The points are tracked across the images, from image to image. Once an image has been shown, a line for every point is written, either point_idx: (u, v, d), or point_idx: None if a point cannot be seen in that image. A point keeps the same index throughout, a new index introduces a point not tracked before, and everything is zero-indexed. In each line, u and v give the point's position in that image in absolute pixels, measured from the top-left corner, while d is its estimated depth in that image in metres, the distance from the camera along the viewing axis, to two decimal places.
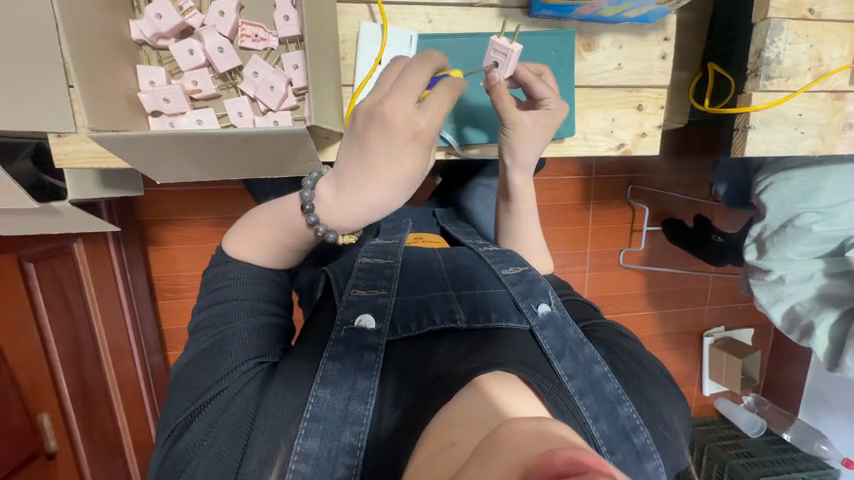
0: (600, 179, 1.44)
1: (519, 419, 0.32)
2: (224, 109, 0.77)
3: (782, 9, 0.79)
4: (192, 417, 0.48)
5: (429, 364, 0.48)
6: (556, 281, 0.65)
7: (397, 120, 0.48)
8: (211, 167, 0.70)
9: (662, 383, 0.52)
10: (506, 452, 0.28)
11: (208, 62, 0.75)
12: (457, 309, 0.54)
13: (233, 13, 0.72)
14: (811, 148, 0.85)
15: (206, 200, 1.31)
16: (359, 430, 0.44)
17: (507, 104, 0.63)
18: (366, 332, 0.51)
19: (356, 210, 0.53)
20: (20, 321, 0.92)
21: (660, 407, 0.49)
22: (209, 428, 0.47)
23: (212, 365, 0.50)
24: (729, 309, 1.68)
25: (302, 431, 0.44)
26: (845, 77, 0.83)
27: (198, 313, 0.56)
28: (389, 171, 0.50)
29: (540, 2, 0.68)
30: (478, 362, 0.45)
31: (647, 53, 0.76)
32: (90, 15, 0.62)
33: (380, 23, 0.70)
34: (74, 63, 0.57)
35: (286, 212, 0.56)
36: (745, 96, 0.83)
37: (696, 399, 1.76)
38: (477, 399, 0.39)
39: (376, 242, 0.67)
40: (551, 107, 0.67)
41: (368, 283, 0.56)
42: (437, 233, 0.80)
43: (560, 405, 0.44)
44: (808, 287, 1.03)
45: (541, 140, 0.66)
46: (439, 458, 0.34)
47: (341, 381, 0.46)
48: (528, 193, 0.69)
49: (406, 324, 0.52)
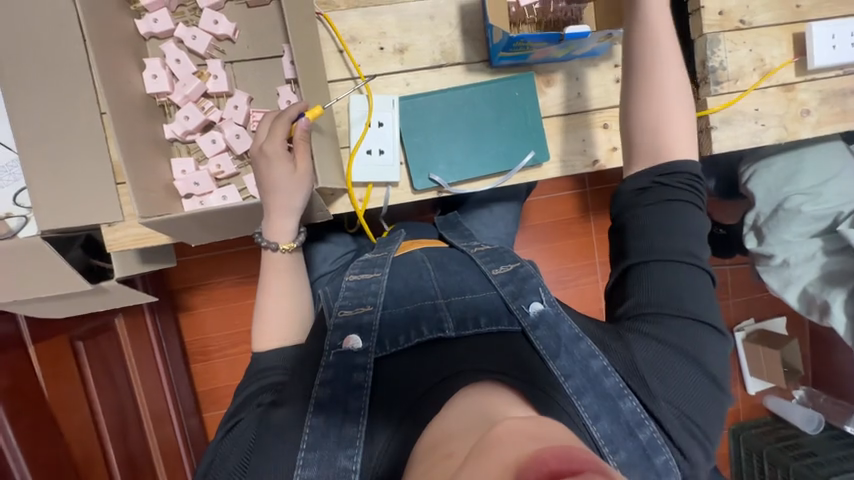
0: (595, 190, 1.50)
1: (515, 420, 0.35)
2: (243, 183, 0.88)
3: (715, 25, 0.88)
4: (222, 444, 0.58)
5: (422, 374, 0.52)
6: (649, 229, 0.59)
7: (265, 148, 0.68)
8: (234, 228, 0.81)
9: (681, 371, 0.55)
10: (501, 448, 0.31)
11: (228, 147, 0.87)
12: (445, 318, 0.59)
13: (245, 105, 0.85)
14: (775, 137, 0.91)
15: (228, 263, 1.42)
16: (353, 453, 0.49)
17: None
18: (354, 352, 0.56)
19: (283, 222, 0.69)
20: (71, 398, 1.02)
21: (669, 398, 0.54)
22: (231, 453, 0.55)
23: (239, 400, 0.60)
24: (754, 300, 1.65)
25: (301, 462, 0.49)
26: (790, 71, 0.91)
27: None
28: (282, 186, 0.68)
29: (498, 55, 0.80)
30: (459, 370, 0.50)
31: (602, 80, 0.86)
32: (135, 125, 0.76)
33: (365, 94, 0.82)
34: (127, 165, 0.70)
35: (283, 264, 0.70)
36: (701, 102, 0.91)
37: (742, 400, 1.68)
38: (465, 409, 0.43)
39: (366, 256, 0.75)
40: None
41: (354, 302, 0.63)
42: (435, 237, 0.89)
43: (551, 398, 0.48)
44: (812, 267, 1.05)
45: None
46: (436, 468, 0.37)
47: (333, 404, 0.52)
48: (661, 113, 0.64)
49: (394, 338, 0.58)
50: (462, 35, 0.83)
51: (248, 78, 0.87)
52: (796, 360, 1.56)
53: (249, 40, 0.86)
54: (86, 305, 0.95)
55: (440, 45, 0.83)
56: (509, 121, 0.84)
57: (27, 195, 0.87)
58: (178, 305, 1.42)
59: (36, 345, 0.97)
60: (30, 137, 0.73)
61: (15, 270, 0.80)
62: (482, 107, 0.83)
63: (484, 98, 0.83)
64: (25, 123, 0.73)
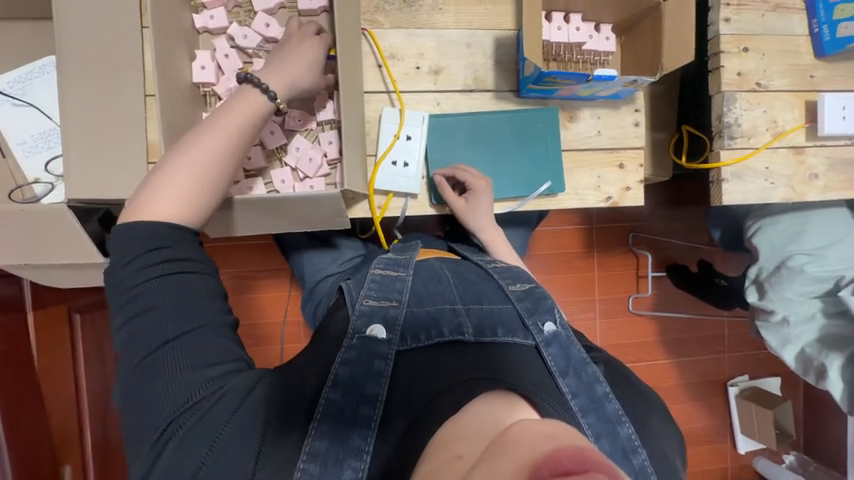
0: (602, 228, 1.53)
1: (526, 422, 0.36)
2: (269, 177, 0.91)
3: (733, 84, 0.93)
4: (171, 423, 0.51)
5: (441, 370, 0.54)
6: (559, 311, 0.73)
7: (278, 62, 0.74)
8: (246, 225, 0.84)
9: (663, 412, 0.58)
10: (514, 449, 0.31)
11: (261, 141, 0.90)
12: (464, 324, 0.60)
13: (283, 105, 0.89)
14: (783, 197, 0.94)
15: (235, 253, 1.35)
16: (366, 434, 0.50)
17: (447, 194, 0.84)
18: (377, 340, 0.57)
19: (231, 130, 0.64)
20: (59, 370, 1.01)
21: (664, 441, 0.56)
22: (195, 437, 0.50)
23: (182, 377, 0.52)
24: (749, 356, 1.65)
25: (313, 433, 0.50)
26: (801, 135, 0.95)
27: (134, 336, 0.53)
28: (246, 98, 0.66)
29: (527, 87, 0.84)
30: (475, 373, 0.52)
31: (621, 123, 0.90)
32: (178, 111, 0.80)
33: (398, 107, 0.85)
34: (165, 144, 0.74)
35: (201, 158, 0.61)
36: (715, 154, 0.95)
37: (731, 459, 1.64)
38: (483, 412, 0.44)
39: (388, 255, 0.74)
40: (474, 188, 0.83)
41: (380, 294, 0.64)
42: (444, 250, 0.90)
43: (563, 414, 0.50)
44: (811, 327, 1.06)
45: (483, 202, 0.84)
46: (444, 469, 0.37)
47: (351, 384, 0.53)
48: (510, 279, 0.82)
49: (415, 334, 0.59)
50: (495, 65, 0.88)
51: None
52: (789, 422, 1.53)
53: None
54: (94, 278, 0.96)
55: (472, 72, 0.87)
56: (528, 151, 0.87)
57: (59, 164, 0.90)
58: None
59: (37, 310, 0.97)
60: (78, 110, 0.77)
61: (32, 236, 0.80)
62: (508, 134, 0.87)
63: (510, 125, 0.87)
64: (74, 95, 0.77)
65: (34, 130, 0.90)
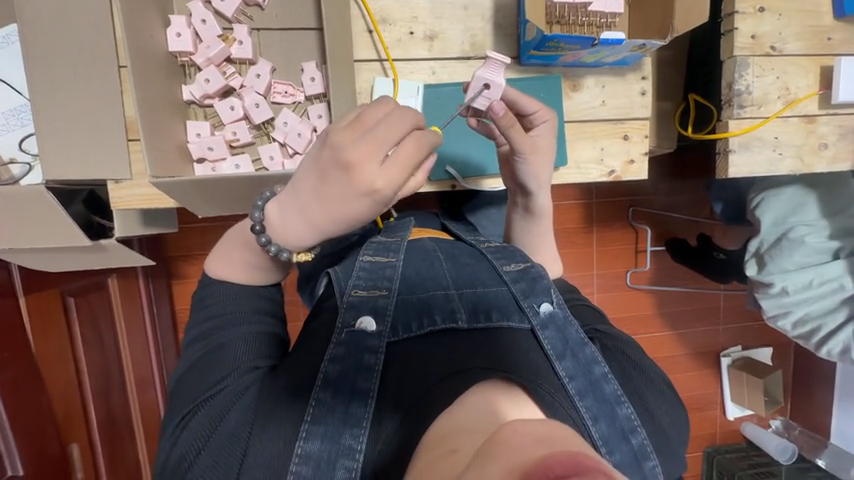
0: (601, 202, 1.50)
1: (522, 422, 0.35)
2: (257, 154, 0.87)
3: (745, 48, 0.88)
4: (196, 411, 0.54)
5: (434, 361, 0.53)
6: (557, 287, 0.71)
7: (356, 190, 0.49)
8: (232, 203, 0.81)
9: (665, 393, 0.58)
10: (505, 453, 0.30)
11: (246, 116, 0.85)
12: (458, 309, 0.59)
13: (268, 75, 0.84)
14: (791, 168, 0.91)
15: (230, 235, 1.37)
16: (359, 432, 0.49)
17: (516, 130, 0.68)
18: (367, 333, 0.56)
19: (305, 224, 0.54)
20: (58, 354, 1.00)
21: (663, 421, 0.55)
22: (211, 429, 0.53)
23: (210, 370, 0.56)
24: (744, 328, 1.67)
25: (304, 434, 0.49)
26: (813, 103, 0.91)
27: (192, 342, 0.60)
28: (346, 191, 0.49)
29: (528, 53, 0.79)
30: (469, 364, 0.50)
31: (627, 91, 0.86)
32: (158, 83, 0.75)
33: (391, 78, 0.80)
34: (142, 121, 0.69)
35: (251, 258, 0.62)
36: (722, 123, 0.91)
37: (719, 425, 1.70)
38: (480, 410, 0.42)
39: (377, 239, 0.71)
40: (541, 121, 0.72)
41: (368, 284, 0.62)
42: (439, 228, 0.87)
43: (560, 403, 0.49)
44: (810, 295, 1.04)
45: (546, 152, 0.72)
46: (439, 466, 0.36)
47: (341, 381, 0.52)
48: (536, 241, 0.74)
49: (406, 324, 0.57)
50: (494, 29, 0.82)
51: (272, 48, 0.86)
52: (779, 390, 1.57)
53: (277, 9, 0.85)
54: (81, 261, 0.94)
55: (470, 38, 0.81)
56: None
57: (33, 143, 0.85)
58: (174, 271, 1.39)
59: (28, 294, 0.95)
60: (48, 84, 0.72)
61: (12, 219, 0.77)
62: None
63: None
64: (40, 68, 0.71)
65: (4, 107, 0.85)
